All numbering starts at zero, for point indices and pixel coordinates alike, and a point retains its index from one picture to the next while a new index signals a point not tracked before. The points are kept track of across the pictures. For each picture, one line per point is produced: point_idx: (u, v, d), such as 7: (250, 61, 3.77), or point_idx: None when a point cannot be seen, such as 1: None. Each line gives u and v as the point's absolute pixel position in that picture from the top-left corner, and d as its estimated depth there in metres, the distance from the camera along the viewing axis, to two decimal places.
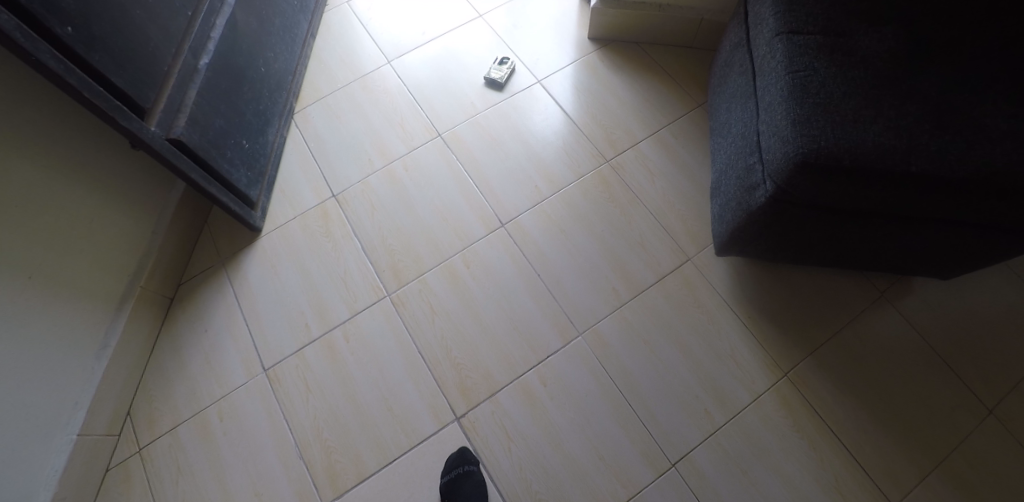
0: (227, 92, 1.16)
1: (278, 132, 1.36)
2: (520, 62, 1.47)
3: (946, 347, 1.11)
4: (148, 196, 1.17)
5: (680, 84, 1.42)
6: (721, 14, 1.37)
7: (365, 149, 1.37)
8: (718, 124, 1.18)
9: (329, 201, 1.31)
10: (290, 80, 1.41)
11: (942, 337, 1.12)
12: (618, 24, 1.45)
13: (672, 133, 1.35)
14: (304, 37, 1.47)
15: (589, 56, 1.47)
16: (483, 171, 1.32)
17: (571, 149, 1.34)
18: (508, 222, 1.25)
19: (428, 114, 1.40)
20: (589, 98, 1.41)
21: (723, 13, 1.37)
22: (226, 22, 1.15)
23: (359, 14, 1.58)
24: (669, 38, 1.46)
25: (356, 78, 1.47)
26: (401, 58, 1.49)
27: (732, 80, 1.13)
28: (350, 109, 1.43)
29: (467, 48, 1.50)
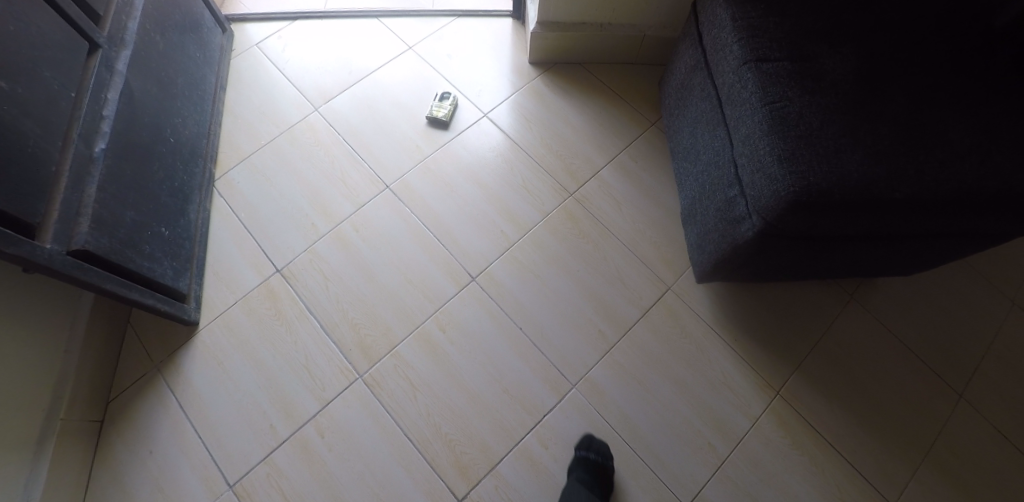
0: (133, 177, 0.98)
1: (199, 207, 1.18)
2: (463, 95, 1.37)
3: (914, 339, 1.16)
4: (50, 310, 0.99)
5: (630, 103, 1.39)
6: (663, 29, 1.35)
7: (306, 212, 1.23)
8: (682, 150, 1.16)
9: (273, 277, 1.17)
10: (204, 144, 1.23)
11: (909, 328, 1.17)
12: (559, 46, 1.39)
13: (631, 156, 1.32)
14: (211, 92, 1.29)
15: (533, 82, 1.40)
16: (442, 221, 1.22)
17: (533, 185, 1.27)
18: (479, 275, 1.17)
19: (370, 163, 1.28)
20: (540, 128, 1.34)
21: (664, 28, 1.35)
22: (120, 95, 0.97)
23: (272, 56, 1.41)
24: (611, 56, 1.43)
25: (282, 131, 1.32)
26: (330, 103, 1.35)
27: (693, 104, 1.11)
28: (281, 167, 1.28)
29: (402, 85, 1.38)
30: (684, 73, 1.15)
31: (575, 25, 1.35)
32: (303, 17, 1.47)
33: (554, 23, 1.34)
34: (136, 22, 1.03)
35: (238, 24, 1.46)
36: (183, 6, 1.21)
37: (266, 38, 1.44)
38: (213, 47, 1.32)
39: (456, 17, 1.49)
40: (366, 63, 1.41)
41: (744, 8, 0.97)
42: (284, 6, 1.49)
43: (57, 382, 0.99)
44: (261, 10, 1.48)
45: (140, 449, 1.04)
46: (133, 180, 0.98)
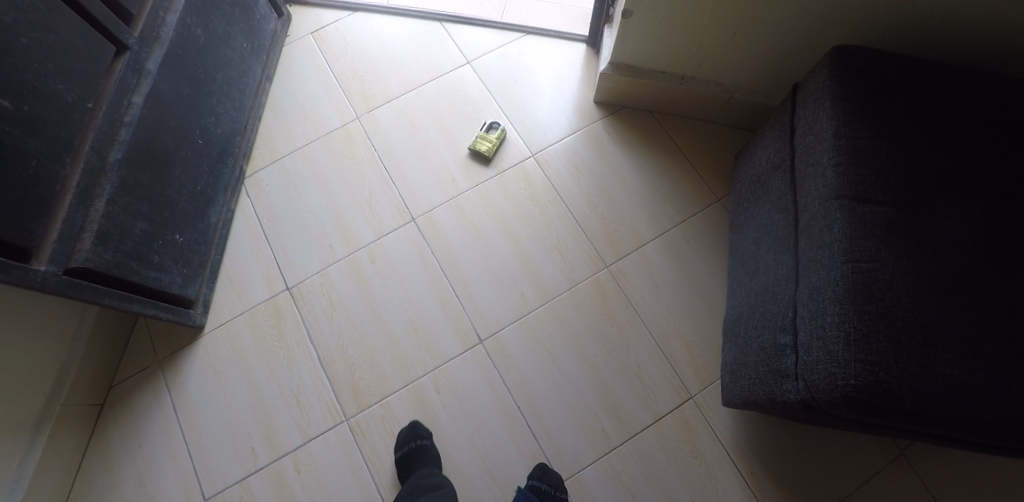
0: (150, 186, 0.95)
1: (222, 208, 1.16)
2: (512, 128, 1.26)
3: None
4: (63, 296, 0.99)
5: (698, 170, 1.23)
6: (753, 93, 1.16)
7: (326, 231, 1.18)
8: (743, 251, 1.01)
9: (282, 294, 1.14)
10: (238, 141, 1.19)
11: None
12: (630, 92, 1.23)
13: (683, 234, 1.17)
14: (256, 84, 1.24)
15: (593, 125, 1.26)
16: (462, 270, 1.14)
17: (566, 248, 1.16)
18: (487, 339, 1.09)
19: (401, 190, 1.20)
20: (590, 181, 1.21)
21: (755, 92, 1.16)
22: (146, 100, 0.93)
23: (325, 50, 1.33)
24: (688, 110, 1.25)
25: (319, 136, 1.25)
26: (373, 113, 1.27)
27: (766, 207, 0.95)
28: (311, 176, 1.22)
29: (451, 105, 1.27)
30: (765, 163, 0.98)
31: (652, 72, 1.18)
32: (364, 9, 1.36)
33: (628, 67, 1.18)
34: (175, 18, 0.98)
35: (299, 8, 1.39)
36: None
37: (323, 27, 1.35)
38: (264, 35, 1.26)
39: (525, 34, 1.34)
40: (419, 73, 1.30)
41: (853, 122, 0.78)
42: None
43: (60, 369, 0.99)
44: None
45: (132, 442, 1.05)
46: (150, 188, 0.95)
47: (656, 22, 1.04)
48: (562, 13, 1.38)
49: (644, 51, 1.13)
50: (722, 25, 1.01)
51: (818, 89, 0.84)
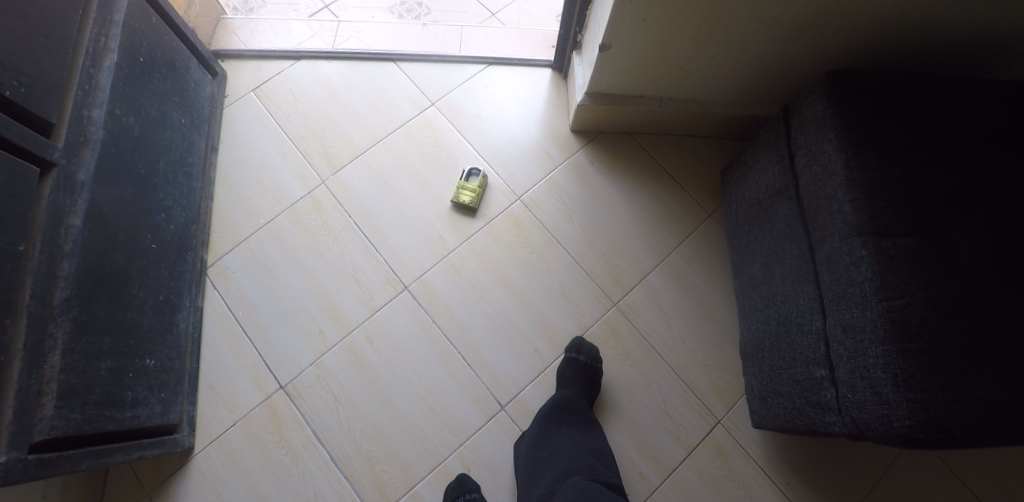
0: (108, 316, 0.82)
1: (190, 308, 1.02)
2: (493, 172, 1.18)
3: (986, 487, 1.02)
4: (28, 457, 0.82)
5: (687, 187, 1.22)
6: (730, 105, 1.16)
7: (312, 316, 1.07)
8: (753, 276, 1.00)
9: (277, 395, 1.03)
10: (193, 231, 1.05)
11: (980, 474, 1.03)
12: (607, 119, 1.20)
13: (683, 256, 1.16)
14: (202, 160, 1.09)
15: (574, 156, 1.21)
16: (468, 336, 1.07)
17: (572, 292, 1.11)
18: (509, 404, 1.04)
19: (388, 258, 1.11)
20: (583, 217, 1.17)
21: (733, 103, 1.15)
22: (85, 220, 0.79)
23: (273, 110, 1.18)
24: (666, 128, 1.23)
25: (284, 209, 1.13)
26: (339, 174, 1.15)
27: (774, 235, 0.94)
28: (284, 255, 1.10)
29: (423, 155, 1.18)
30: (764, 189, 0.97)
31: (630, 97, 1.15)
32: (309, 56, 1.22)
33: (604, 95, 1.14)
34: (102, 114, 0.83)
35: (232, 62, 1.21)
36: (166, 66, 0.99)
37: (266, 82, 1.20)
38: (203, 103, 1.11)
39: (488, 65, 1.26)
40: (384, 123, 1.19)
41: (860, 152, 0.78)
42: (287, 40, 1.24)
43: None
44: (259, 45, 1.23)
45: None
46: (108, 318, 0.82)
47: (636, 49, 1.01)
48: (522, 38, 1.30)
49: (623, 78, 1.09)
50: (704, 47, 0.99)
51: (817, 118, 0.84)
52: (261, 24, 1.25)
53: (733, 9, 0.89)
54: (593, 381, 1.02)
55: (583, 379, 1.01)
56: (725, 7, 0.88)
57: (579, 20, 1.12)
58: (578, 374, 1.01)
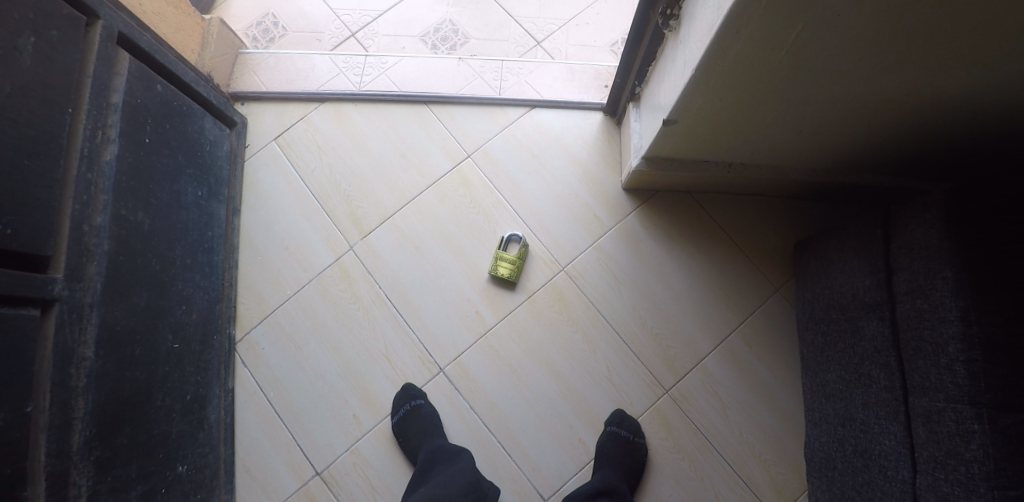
0: (133, 439, 0.76)
1: (220, 393, 0.96)
2: (534, 237, 1.08)
3: None
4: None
5: (750, 258, 1.09)
6: (813, 174, 0.99)
7: (345, 398, 1.00)
8: (829, 386, 0.90)
9: (313, 481, 0.96)
10: (218, 310, 0.98)
11: None
12: (665, 180, 1.06)
13: (743, 337, 1.06)
14: (224, 225, 1.03)
15: (625, 219, 1.10)
16: (509, 424, 1.00)
17: (620, 376, 1.03)
18: (551, 497, 0.97)
19: (422, 336, 1.03)
20: (634, 290, 1.07)
21: (819, 173, 0.98)
22: (98, 348, 0.71)
23: (295, 160, 1.10)
24: (732, 188, 1.09)
25: (311, 278, 1.05)
26: (368, 239, 1.06)
27: (861, 353, 0.82)
28: (312, 330, 1.03)
29: (457, 218, 1.08)
30: (851, 296, 0.84)
31: (694, 161, 1.00)
32: (334, 99, 1.13)
33: (663, 159, 1.00)
34: (106, 219, 0.73)
35: (253, 104, 1.13)
36: (177, 135, 0.90)
37: (286, 130, 1.11)
38: (221, 164, 1.03)
39: (531, 109, 1.12)
40: (415, 179, 1.09)
41: (986, 302, 0.62)
42: (309, 80, 1.14)
43: None
44: (281, 86, 1.14)
45: None
46: (134, 443, 0.76)
47: (706, 124, 0.85)
48: (571, 77, 1.15)
49: (685, 147, 0.94)
50: (787, 127, 0.83)
51: (926, 244, 0.68)
52: (283, 59, 1.16)
53: (833, 94, 0.72)
54: (635, 461, 0.96)
55: (625, 459, 0.95)
56: (822, 93, 0.72)
57: (639, 74, 0.96)
58: (620, 454, 0.95)
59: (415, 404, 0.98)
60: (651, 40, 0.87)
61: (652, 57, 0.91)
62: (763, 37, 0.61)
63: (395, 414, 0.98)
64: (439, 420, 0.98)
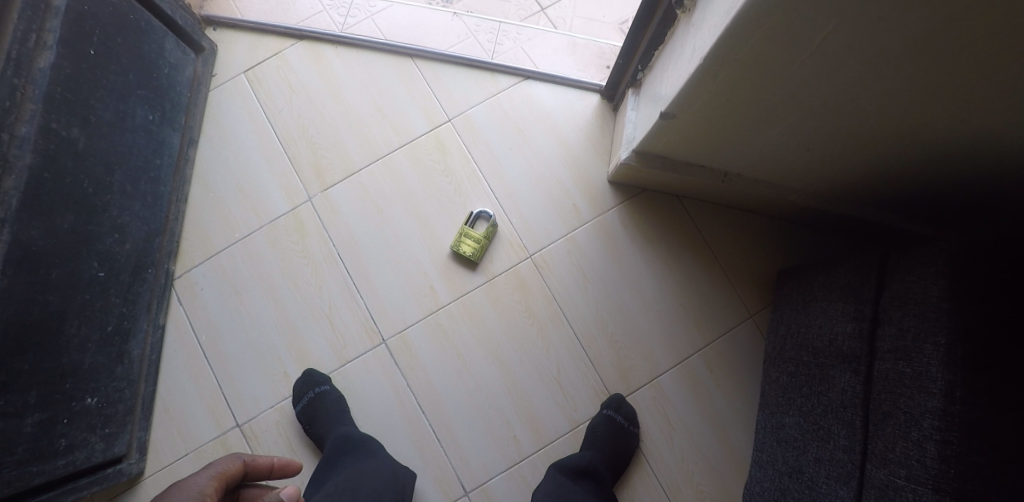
0: (37, 366, 0.71)
1: (147, 329, 0.93)
2: (505, 218, 1.01)
3: None
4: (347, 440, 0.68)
5: (729, 277, 1.01)
6: (811, 198, 0.91)
7: (279, 355, 0.96)
8: (784, 430, 0.83)
9: (232, 433, 0.93)
10: (157, 243, 0.96)
11: None
12: (653, 179, 0.98)
13: (705, 360, 0.97)
14: (177, 153, 1.01)
15: (605, 214, 1.02)
16: (443, 409, 0.95)
17: (569, 379, 0.96)
18: (473, 491, 0.91)
19: (369, 304, 0.98)
20: (601, 291, 0.99)
21: (814, 197, 0.91)
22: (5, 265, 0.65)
23: (265, 98, 1.08)
24: (724, 200, 1.01)
25: (262, 225, 1.02)
26: (328, 192, 1.03)
27: (825, 404, 0.75)
28: (256, 279, 0.99)
29: (426, 184, 1.03)
30: (827, 340, 0.77)
31: (688, 164, 0.91)
32: (312, 37, 1.10)
33: (655, 155, 0.91)
34: (32, 129, 0.68)
35: (226, 31, 1.11)
36: (128, 52, 0.86)
37: (258, 65, 1.10)
38: (181, 91, 1.01)
39: (525, 79, 1.07)
40: (388, 137, 1.05)
41: (977, 381, 0.55)
42: (290, 14, 1.11)
43: None
44: (258, 16, 1.11)
45: None
46: (37, 370, 0.71)
47: (705, 123, 0.76)
48: (572, 50, 1.08)
49: (677, 146, 0.86)
50: (794, 142, 0.74)
51: (924, 303, 0.60)
52: None
53: (853, 112, 0.62)
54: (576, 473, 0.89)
55: (564, 469, 0.88)
56: (842, 109, 0.62)
57: (643, 58, 0.87)
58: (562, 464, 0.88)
59: (320, 390, 0.91)
60: (663, 22, 0.78)
61: (660, 41, 0.81)
62: (787, 29, 0.50)
63: (299, 402, 0.92)
64: (348, 407, 0.93)
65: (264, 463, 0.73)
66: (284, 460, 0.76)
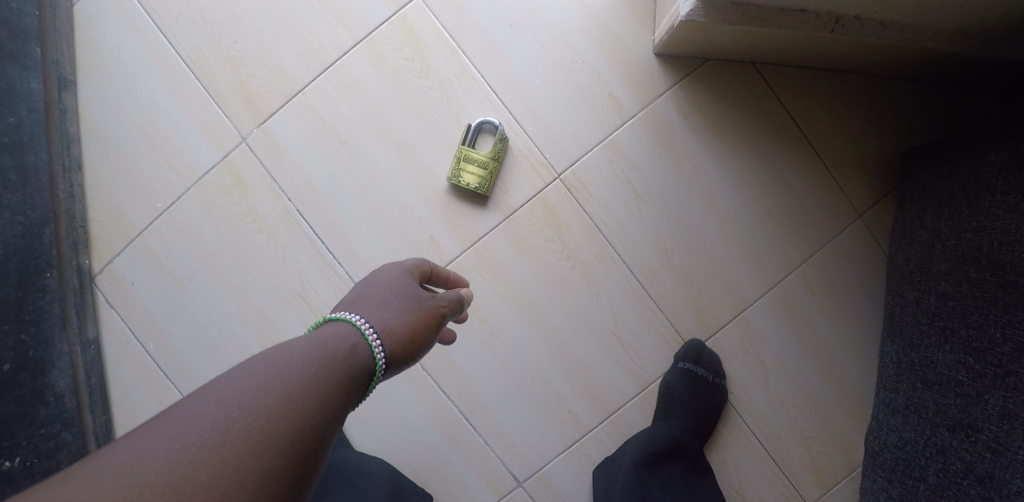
0: None
1: (73, 351, 0.73)
2: (516, 128, 0.73)
3: None
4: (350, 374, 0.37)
5: (831, 168, 0.74)
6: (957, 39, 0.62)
7: (252, 353, 0.75)
8: (935, 369, 0.60)
9: None
10: (50, 236, 0.72)
11: None
12: (726, 40, 0.67)
13: (805, 282, 0.74)
14: (41, 104, 0.72)
15: (655, 103, 0.73)
16: (474, 391, 0.74)
17: (631, 330, 0.73)
18: (529, 481, 0.73)
19: (353, 271, 0.74)
20: (660, 211, 0.73)
21: (962, 39, 0.61)
22: None
23: (150, 2, 0.76)
24: (824, 61, 0.71)
25: (189, 186, 0.75)
26: (267, 127, 0.74)
27: (1017, 342, 0.50)
28: (198, 260, 0.75)
29: (400, 95, 0.73)
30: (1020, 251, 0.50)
31: (780, 10, 0.61)
32: None
33: (736, 4, 0.60)
34: None
35: None
36: None
37: None
38: (21, 8, 0.70)
39: None
40: (333, 32, 0.74)
41: None
42: None
43: None
44: None
45: None
46: None
47: None
48: None
49: None
50: None
51: None
52: None
53: None
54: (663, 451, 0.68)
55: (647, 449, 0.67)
56: None
57: None
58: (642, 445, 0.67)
59: None
60: None
61: None
62: None
63: None
64: None
65: (444, 274, 0.57)
66: (456, 274, 0.60)
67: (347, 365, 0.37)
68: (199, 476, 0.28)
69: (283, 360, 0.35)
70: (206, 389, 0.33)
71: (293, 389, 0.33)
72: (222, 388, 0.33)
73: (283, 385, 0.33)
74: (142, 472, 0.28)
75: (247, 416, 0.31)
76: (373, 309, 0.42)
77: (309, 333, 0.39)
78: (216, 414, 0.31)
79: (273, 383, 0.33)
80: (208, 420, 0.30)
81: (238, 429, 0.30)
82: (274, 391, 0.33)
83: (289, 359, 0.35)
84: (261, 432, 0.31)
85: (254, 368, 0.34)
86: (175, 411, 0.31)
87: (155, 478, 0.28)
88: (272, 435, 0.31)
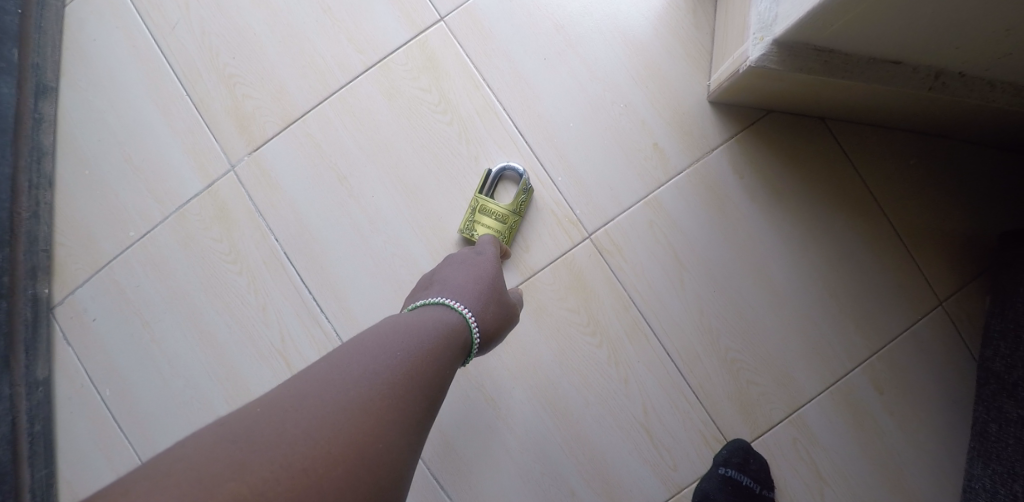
0: None
1: (16, 392, 0.63)
2: (543, 175, 0.63)
3: None
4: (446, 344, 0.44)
5: (909, 246, 0.63)
6: None
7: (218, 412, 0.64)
8: None
9: None
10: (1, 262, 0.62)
11: None
12: (796, 92, 0.57)
13: (873, 380, 0.62)
14: (11, 112, 0.64)
15: (707, 158, 0.63)
16: (471, 481, 0.62)
17: (662, 422, 0.62)
18: None
19: (341, 327, 0.63)
20: (705, 283, 0.62)
21: None
22: None
23: (146, 8, 0.68)
24: (908, 121, 0.60)
25: (167, 215, 0.66)
26: (259, 155, 0.65)
27: None
28: (169, 299, 0.66)
29: (412, 130, 0.64)
30: None
31: (867, 61, 0.51)
32: None
33: (818, 50, 0.50)
34: None
35: None
36: None
37: None
38: None
39: None
40: (343, 55, 0.65)
41: None
42: None
43: None
44: None
45: None
46: None
47: None
48: None
49: (876, 24, 0.44)
50: None
51: None
52: None
53: None
54: None
55: None
56: None
57: None
58: None
59: None
60: None
61: None
62: None
63: None
64: None
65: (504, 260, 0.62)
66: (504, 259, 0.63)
67: (461, 349, 0.45)
68: (409, 413, 0.37)
69: (427, 336, 0.42)
70: (375, 349, 0.40)
71: (445, 355, 0.42)
72: (390, 353, 0.40)
73: (441, 350, 0.42)
74: (373, 404, 0.36)
75: (426, 370, 0.40)
76: (475, 301, 0.49)
77: (424, 314, 0.46)
78: (407, 361, 0.40)
79: (433, 347, 0.42)
80: (395, 373, 0.38)
81: (424, 379, 0.40)
82: (433, 354, 0.41)
83: (428, 330, 0.43)
84: (428, 395, 0.40)
85: (410, 340, 0.41)
86: (364, 366, 0.38)
87: (385, 410, 0.36)
88: (437, 389, 0.40)
